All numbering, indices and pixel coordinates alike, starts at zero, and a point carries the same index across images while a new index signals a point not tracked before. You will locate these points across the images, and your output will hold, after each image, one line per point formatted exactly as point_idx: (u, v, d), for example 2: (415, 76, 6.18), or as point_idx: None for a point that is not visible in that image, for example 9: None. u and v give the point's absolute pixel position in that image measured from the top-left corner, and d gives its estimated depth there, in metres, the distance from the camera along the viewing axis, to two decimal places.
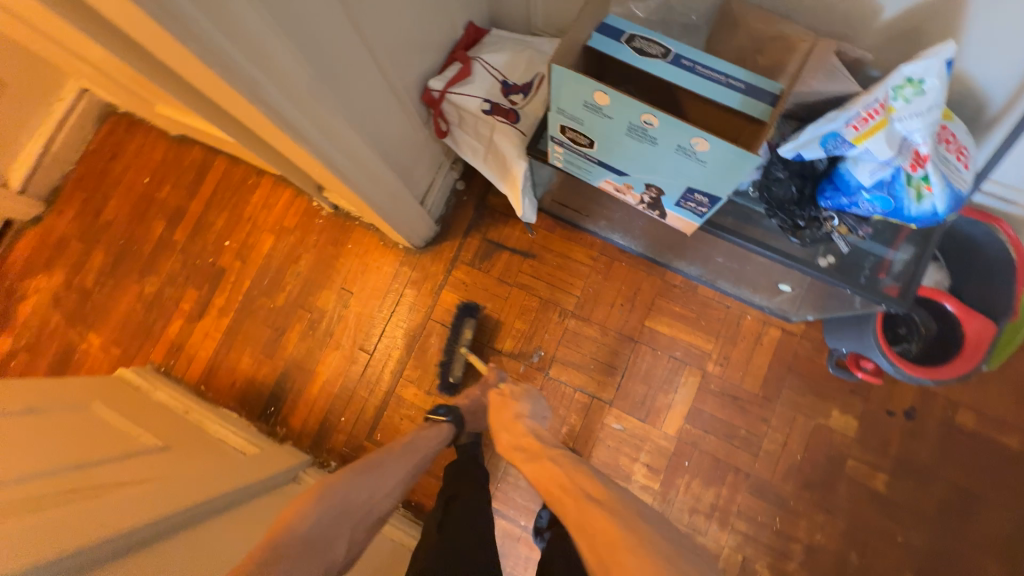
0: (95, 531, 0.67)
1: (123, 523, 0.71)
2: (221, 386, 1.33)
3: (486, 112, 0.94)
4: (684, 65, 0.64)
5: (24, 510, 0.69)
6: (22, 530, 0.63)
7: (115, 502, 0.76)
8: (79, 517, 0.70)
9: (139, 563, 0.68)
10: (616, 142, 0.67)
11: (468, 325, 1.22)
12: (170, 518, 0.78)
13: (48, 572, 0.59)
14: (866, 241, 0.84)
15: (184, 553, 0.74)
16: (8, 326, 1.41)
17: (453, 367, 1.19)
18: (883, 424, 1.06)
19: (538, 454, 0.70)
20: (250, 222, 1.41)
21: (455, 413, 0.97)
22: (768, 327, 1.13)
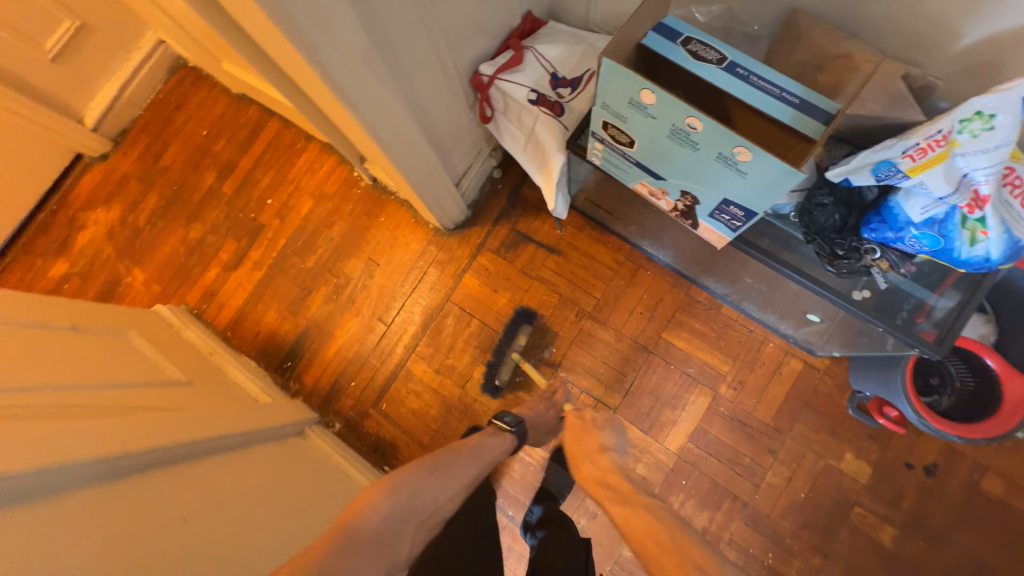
0: (117, 447, 0.74)
1: (137, 444, 0.77)
2: (245, 335, 1.40)
3: (532, 102, 0.95)
4: (738, 74, 0.63)
5: (53, 416, 0.76)
6: (49, 433, 0.69)
7: (139, 423, 0.82)
8: (107, 432, 0.76)
9: (137, 488, 0.73)
10: (657, 143, 0.66)
11: (524, 333, 1.21)
12: (181, 452, 0.84)
13: (68, 472, 0.66)
14: (907, 281, 0.81)
15: (184, 486, 0.79)
16: (66, 251, 1.52)
17: (501, 370, 1.19)
18: (899, 475, 1.01)
19: (631, 498, 0.68)
20: (293, 184, 1.47)
21: (521, 425, 0.94)
22: (790, 357, 1.09)
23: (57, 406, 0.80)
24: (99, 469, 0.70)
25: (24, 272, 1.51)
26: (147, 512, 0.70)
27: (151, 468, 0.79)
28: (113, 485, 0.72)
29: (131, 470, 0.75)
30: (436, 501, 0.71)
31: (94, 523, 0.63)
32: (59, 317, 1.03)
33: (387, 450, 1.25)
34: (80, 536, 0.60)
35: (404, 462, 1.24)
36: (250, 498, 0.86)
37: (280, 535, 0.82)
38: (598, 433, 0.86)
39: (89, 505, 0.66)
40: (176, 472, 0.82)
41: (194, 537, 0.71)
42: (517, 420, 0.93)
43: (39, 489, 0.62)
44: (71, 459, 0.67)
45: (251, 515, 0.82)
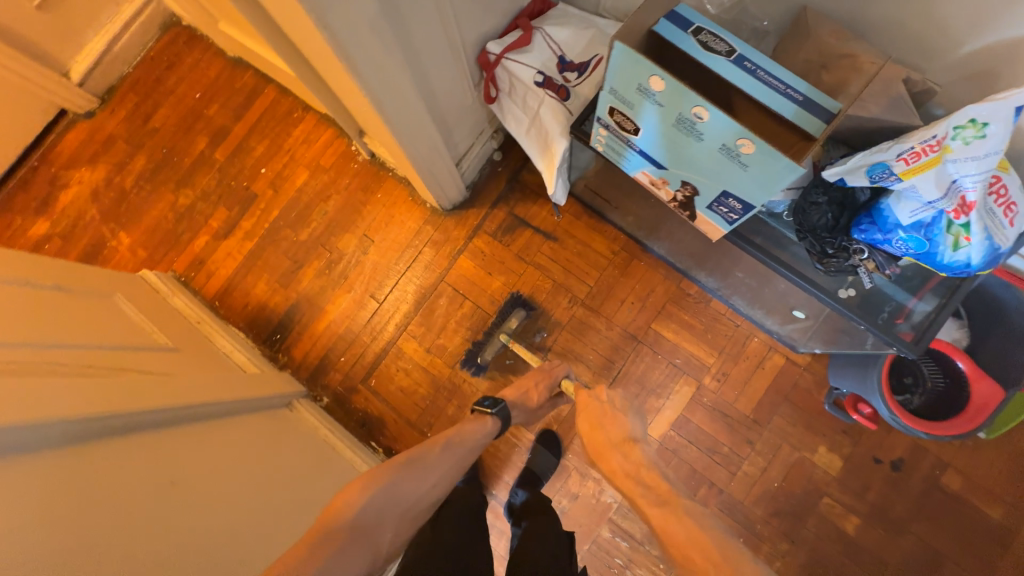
0: (103, 406, 0.73)
1: (121, 405, 0.76)
2: (234, 305, 1.38)
3: (538, 84, 0.94)
4: (746, 67, 0.64)
5: (34, 373, 0.75)
6: (31, 389, 0.68)
7: (126, 383, 0.82)
8: (92, 390, 0.75)
9: (120, 446, 0.73)
10: (662, 132, 0.66)
11: (514, 316, 1.21)
12: (167, 416, 0.84)
13: (46, 427, 0.65)
14: (891, 283, 0.83)
15: (166, 450, 0.79)
16: (47, 210, 1.47)
17: (486, 349, 1.19)
18: (867, 469, 1.06)
19: (670, 500, 0.64)
20: (289, 154, 1.44)
21: (502, 408, 0.92)
22: (773, 352, 1.13)
23: (41, 364, 0.79)
24: (84, 427, 0.70)
25: (1, 230, 1.46)
26: (131, 474, 0.70)
27: (138, 428, 0.78)
28: (99, 443, 0.71)
29: (116, 430, 0.75)
30: (420, 490, 0.71)
31: (78, 482, 0.63)
32: (43, 275, 1.01)
33: (374, 425, 1.25)
34: (61, 496, 0.60)
35: (390, 438, 1.25)
36: (238, 464, 0.86)
37: (264, 504, 0.83)
38: (625, 419, 0.81)
39: (72, 464, 0.65)
40: (164, 434, 0.82)
41: (178, 500, 0.72)
42: (498, 402, 0.91)
43: (23, 443, 0.62)
44: (56, 415, 0.66)
45: (235, 482, 0.82)
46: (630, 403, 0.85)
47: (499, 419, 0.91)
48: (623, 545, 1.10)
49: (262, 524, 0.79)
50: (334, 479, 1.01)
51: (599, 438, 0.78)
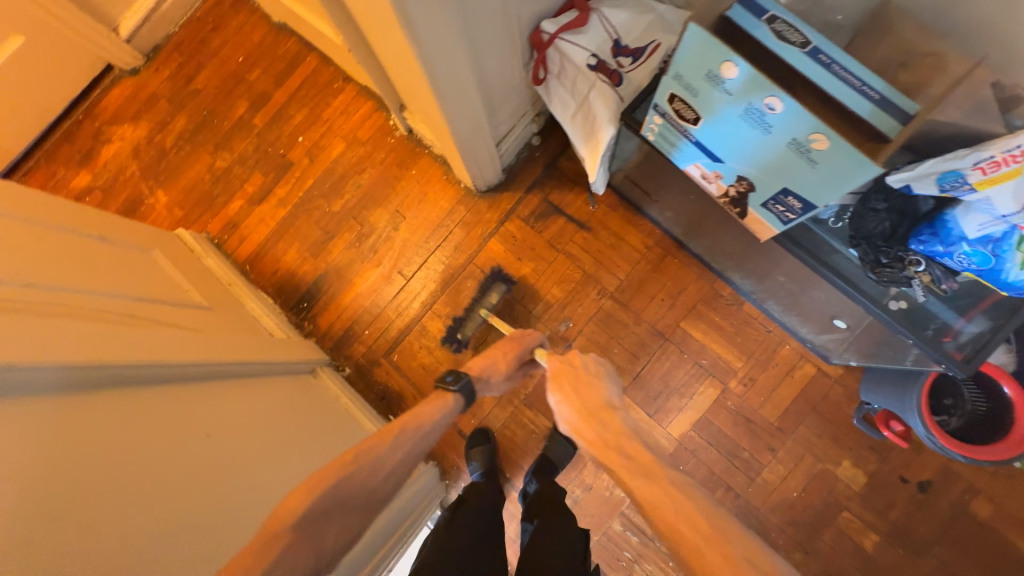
0: (132, 355, 0.74)
1: (154, 357, 0.78)
2: (264, 271, 1.39)
3: (590, 67, 0.92)
4: (822, 61, 0.60)
5: (72, 316, 0.76)
6: (67, 333, 0.69)
7: (154, 336, 0.83)
8: (123, 339, 0.76)
9: (149, 398, 0.75)
10: (725, 122, 0.64)
11: (495, 291, 1.26)
12: (192, 373, 0.85)
13: (85, 372, 0.66)
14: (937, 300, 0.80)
15: (194, 404, 0.81)
16: (89, 164, 1.50)
17: (466, 325, 1.25)
18: (891, 487, 1.03)
19: (652, 471, 0.64)
20: (326, 125, 1.44)
21: (465, 383, 0.86)
22: (803, 361, 1.11)
23: (80, 307, 0.80)
24: (113, 374, 0.70)
25: (46, 180, 1.50)
26: (153, 428, 0.70)
27: (161, 382, 0.79)
28: (125, 392, 0.72)
29: (142, 381, 0.75)
30: (370, 485, 0.67)
31: (99, 430, 0.64)
32: (88, 225, 1.04)
33: (393, 400, 1.27)
34: (84, 442, 0.61)
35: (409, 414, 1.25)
36: (258, 427, 0.88)
37: (286, 470, 0.84)
38: (599, 385, 0.80)
39: (107, 410, 0.67)
40: (190, 390, 0.83)
41: (196, 455, 0.73)
42: (460, 377, 0.85)
43: (52, 384, 0.63)
44: (83, 360, 0.66)
45: (257, 446, 0.84)
46: (604, 367, 0.85)
47: (461, 396, 0.85)
48: (633, 540, 1.10)
49: (276, 491, 0.80)
50: (342, 438, 1.03)
51: (573, 404, 0.77)
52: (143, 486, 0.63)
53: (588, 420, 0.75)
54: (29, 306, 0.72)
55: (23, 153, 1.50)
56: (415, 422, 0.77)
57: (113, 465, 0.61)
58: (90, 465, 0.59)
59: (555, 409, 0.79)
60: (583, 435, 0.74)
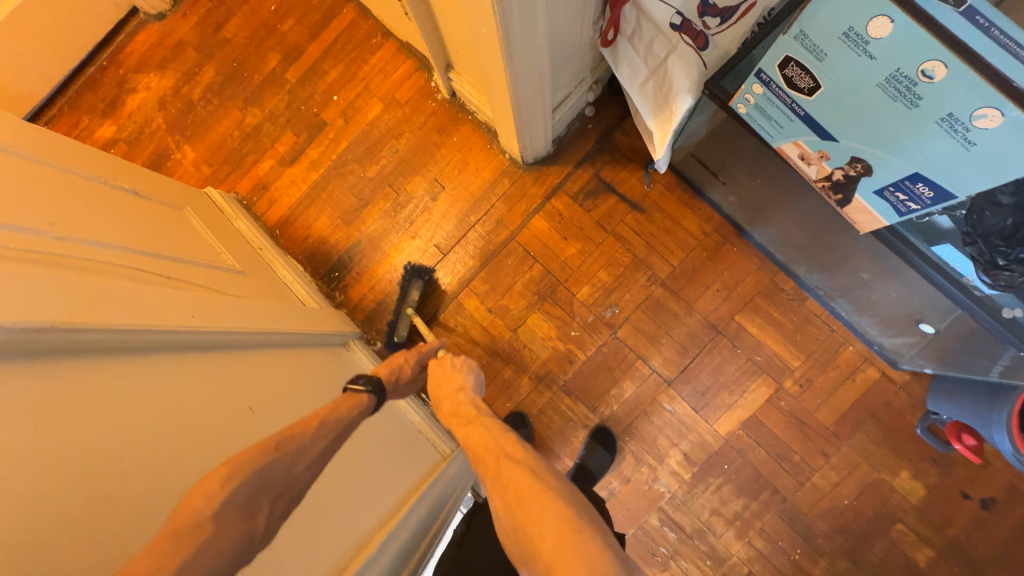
0: (163, 319, 0.69)
1: (189, 322, 0.73)
2: (294, 236, 1.33)
3: (674, 27, 0.80)
4: (981, 24, 0.45)
5: (97, 270, 0.70)
6: (96, 288, 0.64)
7: (183, 298, 0.77)
8: (152, 300, 0.71)
9: (183, 366, 0.70)
10: (855, 92, 0.55)
11: (415, 288, 1.21)
12: (223, 341, 0.79)
13: (120, 336, 0.61)
14: None
15: (229, 374, 0.77)
16: (114, 114, 1.43)
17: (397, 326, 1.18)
18: (952, 502, 0.98)
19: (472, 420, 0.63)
20: (363, 84, 1.35)
21: (377, 384, 0.74)
22: (867, 365, 1.04)
23: (103, 261, 0.73)
24: (144, 340, 0.65)
25: (69, 128, 1.43)
26: (186, 402, 0.65)
27: (192, 348, 0.74)
28: (155, 358, 0.67)
29: (174, 347, 0.71)
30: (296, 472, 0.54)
31: (132, 402, 0.59)
32: (118, 177, 0.98)
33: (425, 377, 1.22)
34: (115, 420, 0.55)
35: None
36: (293, 404, 0.84)
37: None
38: (457, 374, 0.73)
39: (142, 378, 0.63)
40: (222, 357, 0.79)
41: (234, 433, 0.69)
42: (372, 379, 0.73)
43: (83, 347, 0.57)
44: (113, 321, 0.61)
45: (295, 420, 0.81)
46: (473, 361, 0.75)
47: (374, 398, 0.72)
48: (670, 536, 1.05)
49: None
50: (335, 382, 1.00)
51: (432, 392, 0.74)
52: (179, 464, 0.59)
53: (440, 401, 0.71)
54: (53, 257, 0.65)
55: (46, 99, 1.43)
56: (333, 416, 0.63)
57: (145, 443, 0.56)
58: (122, 443, 0.54)
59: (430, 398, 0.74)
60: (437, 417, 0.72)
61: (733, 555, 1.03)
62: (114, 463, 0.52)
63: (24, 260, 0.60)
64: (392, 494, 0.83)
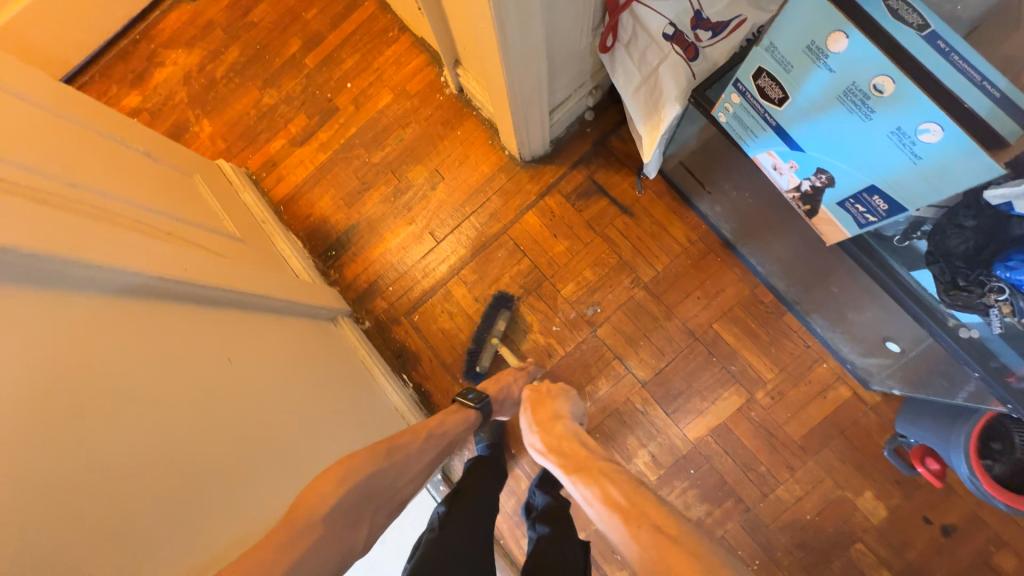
0: (157, 267, 0.73)
1: (179, 272, 0.77)
2: (297, 214, 1.38)
3: (666, 37, 0.85)
4: (941, 48, 0.48)
5: (100, 217, 0.74)
6: (95, 230, 0.68)
7: (178, 252, 0.81)
8: (148, 248, 0.75)
9: (170, 315, 0.74)
10: (816, 104, 0.58)
11: (502, 318, 1.19)
12: (211, 295, 0.83)
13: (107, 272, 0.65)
14: (998, 341, 0.71)
15: (214, 329, 0.81)
16: (141, 85, 1.51)
17: (482, 357, 1.17)
18: (913, 526, 0.98)
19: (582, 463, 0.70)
20: (376, 74, 1.40)
21: (485, 402, 0.94)
22: (839, 383, 1.05)
23: (112, 211, 0.79)
24: (130, 282, 0.69)
25: (98, 95, 1.51)
26: (162, 346, 0.69)
27: (178, 299, 0.78)
28: (142, 303, 0.71)
29: (161, 294, 0.75)
30: (401, 481, 0.72)
31: (110, 338, 0.62)
32: (135, 139, 1.04)
33: (409, 359, 1.25)
34: (90, 351, 0.59)
35: (422, 376, 1.24)
36: (272, 364, 0.87)
37: (300, 405, 0.86)
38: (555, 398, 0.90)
39: (126, 317, 0.67)
40: (208, 311, 0.83)
41: (208, 380, 0.72)
42: (481, 396, 0.93)
43: (72, 279, 0.62)
44: (101, 261, 0.65)
45: (271, 379, 0.84)
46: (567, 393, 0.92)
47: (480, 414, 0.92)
48: None
49: (286, 422, 0.81)
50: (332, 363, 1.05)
51: (528, 417, 0.86)
52: (151, 397, 0.62)
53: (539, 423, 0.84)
54: (58, 200, 0.70)
55: (80, 67, 1.52)
56: (440, 430, 0.84)
57: (118, 374, 0.60)
58: (101, 372, 0.58)
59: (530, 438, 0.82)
60: (534, 446, 0.80)
61: None
62: (87, 386, 0.56)
63: (33, 199, 0.65)
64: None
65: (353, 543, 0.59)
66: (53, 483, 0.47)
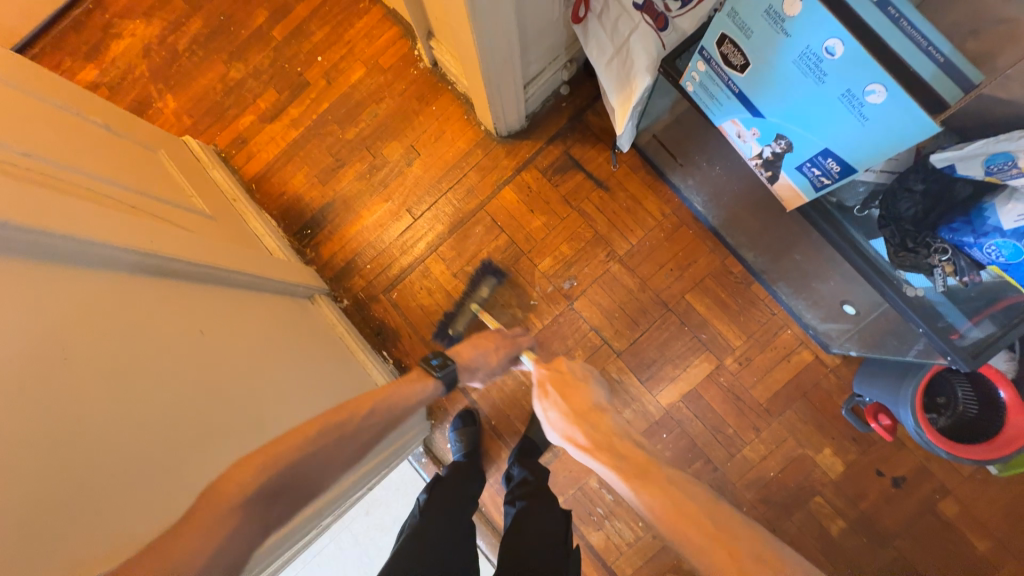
0: (122, 239, 0.72)
1: (144, 245, 0.75)
2: (269, 192, 1.36)
3: (637, 6, 0.85)
4: (890, 14, 0.49)
5: (60, 189, 0.72)
6: (54, 200, 0.66)
7: (141, 224, 0.78)
8: (109, 219, 0.73)
9: (137, 288, 0.73)
10: (774, 68, 0.60)
11: (486, 285, 1.22)
12: (180, 269, 0.82)
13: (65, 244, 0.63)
14: (943, 301, 0.75)
15: (185, 303, 0.80)
16: (97, 57, 1.43)
17: (458, 320, 1.21)
18: (867, 478, 1.05)
19: (644, 469, 0.59)
20: (347, 47, 1.37)
21: (449, 371, 0.79)
22: (802, 348, 1.10)
23: (69, 182, 0.76)
24: (92, 254, 0.67)
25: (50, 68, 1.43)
26: (130, 318, 0.68)
27: (146, 272, 0.76)
28: (107, 277, 0.69)
29: (128, 266, 0.73)
30: (324, 469, 0.61)
31: (73, 309, 0.61)
32: (93, 111, 1.00)
33: (388, 335, 1.26)
34: (54, 322, 0.58)
35: (401, 352, 1.25)
36: (246, 338, 0.87)
37: (275, 378, 0.86)
38: (582, 388, 0.76)
39: (91, 289, 0.65)
40: (178, 286, 0.81)
41: (178, 352, 0.72)
42: (445, 365, 0.78)
43: (31, 249, 0.60)
44: (58, 229, 0.63)
45: (244, 354, 0.84)
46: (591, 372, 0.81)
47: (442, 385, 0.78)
48: (607, 497, 1.12)
49: (261, 396, 0.81)
50: (307, 337, 1.04)
51: (560, 408, 0.72)
52: (121, 369, 0.62)
53: (575, 415, 0.71)
54: (8, 168, 0.67)
55: (30, 38, 1.43)
56: (384, 406, 0.69)
57: (83, 345, 0.59)
58: (65, 343, 0.57)
59: (551, 422, 0.72)
60: (572, 441, 0.67)
61: None
62: (51, 356, 0.55)
63: None
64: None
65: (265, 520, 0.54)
66: (16, 450, 0.47)
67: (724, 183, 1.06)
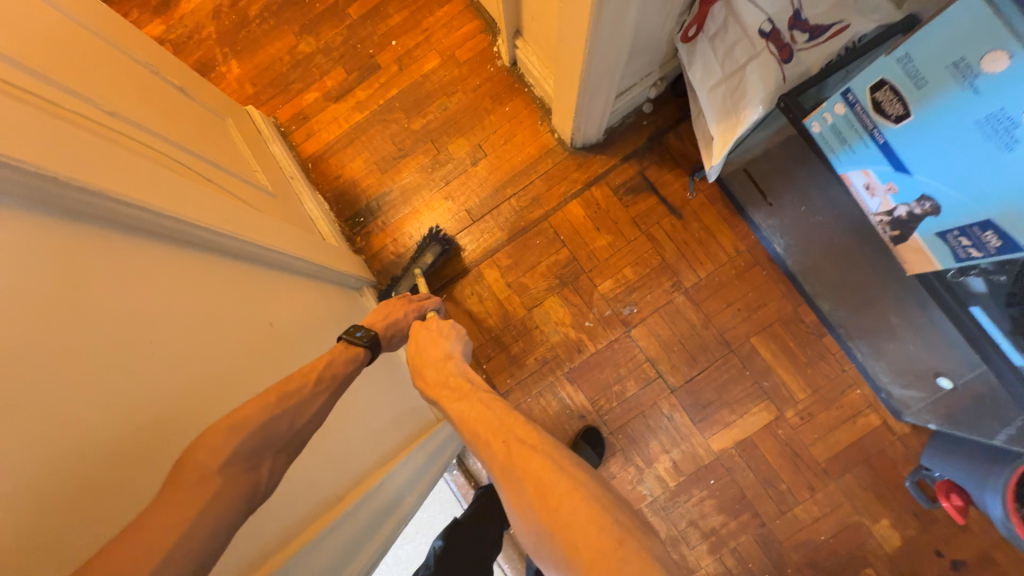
0: (199, 216, 0.69)
1: (219, 223, 0.73)
2: (325, 173, 1.31)
3: (762, 34, 0.79)
4: None
5: (139, 154, 0.69)
6: (138, 170, 0.63)
7: (212, 200, 0.75)
8: (186, 192, 0.70)
9: (207, 267, 0.70)
10: (942, 126, 0.58)
11: (431, 251, 1.17)
12: (247, 252, 0.79)
13: (154, 218, 0.61)
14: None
15: (247, 289, 0.76)
16: (165, 14, 1.39)
17: (400, 284, 1.16)
18: (925, 555, 0.99)
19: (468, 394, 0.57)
20: (425, 34, 1.32)
21: (376, 338, 0.73)
22: (870, 411, 1.05)
23: (143, 144, 0.73)
24: (174, 230, 0.65)
25: None
26: (201, 304, 0.65)
27: (217, 251, 0.74)
28: (183, 257, 0.66)
29: (200, 244, 0.70)
30: (295, 429, 0.56)
31: (155, 290, 0.58)
32: (170, 71, 0.96)
33: None
34: (139, 302, 0.55)
35: None
36: (298, 332, 0.83)
37: None
38: (444, 340, 0.68)
39: (170, 268, 0.63)
40: (244, 270, 0.78)
41: (241, 345, 0.69)
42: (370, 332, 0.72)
43: (125, 221, 0.58)
44: (149, 201, 0.60)
45: (295, 351, 0.80)
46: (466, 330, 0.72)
47: (369, 352, 0.71)
48: None
49: None
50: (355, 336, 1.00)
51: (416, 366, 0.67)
52: (191, 363, 0.58)
53: (423, 370, 0.65)
54: (90, 125, 0.63)
55: None
56: (331, 374, 0.65)
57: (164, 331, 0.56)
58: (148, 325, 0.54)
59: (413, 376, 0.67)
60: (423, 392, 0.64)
61: (703, 568, 1.04)
62: (136, 340, 0.52)
63: (64, 118, 0.59)
64: (370, 457, 0.80)
65: (252, 489, 0.49)
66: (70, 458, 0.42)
67: (811, 231, 1.00)
